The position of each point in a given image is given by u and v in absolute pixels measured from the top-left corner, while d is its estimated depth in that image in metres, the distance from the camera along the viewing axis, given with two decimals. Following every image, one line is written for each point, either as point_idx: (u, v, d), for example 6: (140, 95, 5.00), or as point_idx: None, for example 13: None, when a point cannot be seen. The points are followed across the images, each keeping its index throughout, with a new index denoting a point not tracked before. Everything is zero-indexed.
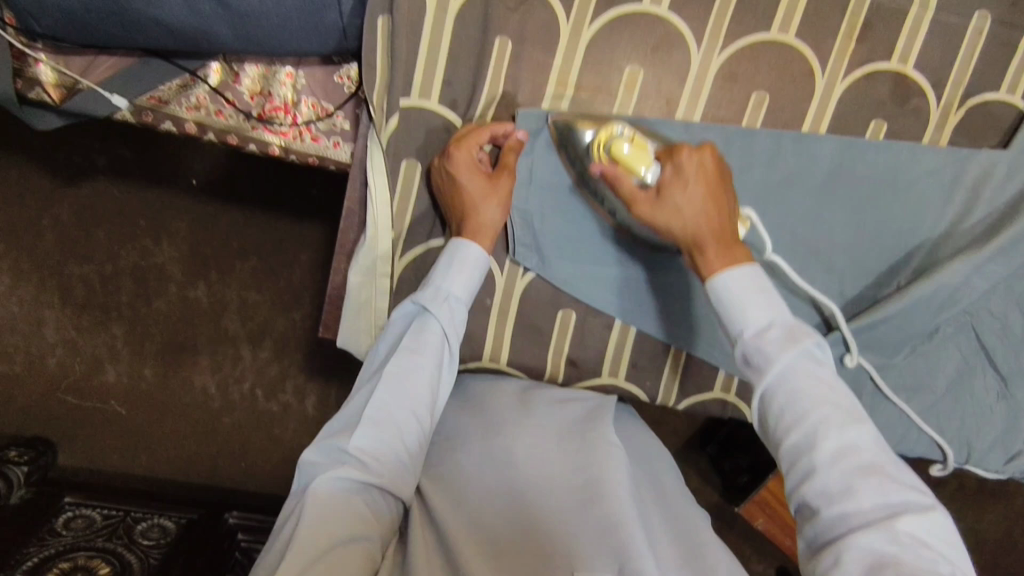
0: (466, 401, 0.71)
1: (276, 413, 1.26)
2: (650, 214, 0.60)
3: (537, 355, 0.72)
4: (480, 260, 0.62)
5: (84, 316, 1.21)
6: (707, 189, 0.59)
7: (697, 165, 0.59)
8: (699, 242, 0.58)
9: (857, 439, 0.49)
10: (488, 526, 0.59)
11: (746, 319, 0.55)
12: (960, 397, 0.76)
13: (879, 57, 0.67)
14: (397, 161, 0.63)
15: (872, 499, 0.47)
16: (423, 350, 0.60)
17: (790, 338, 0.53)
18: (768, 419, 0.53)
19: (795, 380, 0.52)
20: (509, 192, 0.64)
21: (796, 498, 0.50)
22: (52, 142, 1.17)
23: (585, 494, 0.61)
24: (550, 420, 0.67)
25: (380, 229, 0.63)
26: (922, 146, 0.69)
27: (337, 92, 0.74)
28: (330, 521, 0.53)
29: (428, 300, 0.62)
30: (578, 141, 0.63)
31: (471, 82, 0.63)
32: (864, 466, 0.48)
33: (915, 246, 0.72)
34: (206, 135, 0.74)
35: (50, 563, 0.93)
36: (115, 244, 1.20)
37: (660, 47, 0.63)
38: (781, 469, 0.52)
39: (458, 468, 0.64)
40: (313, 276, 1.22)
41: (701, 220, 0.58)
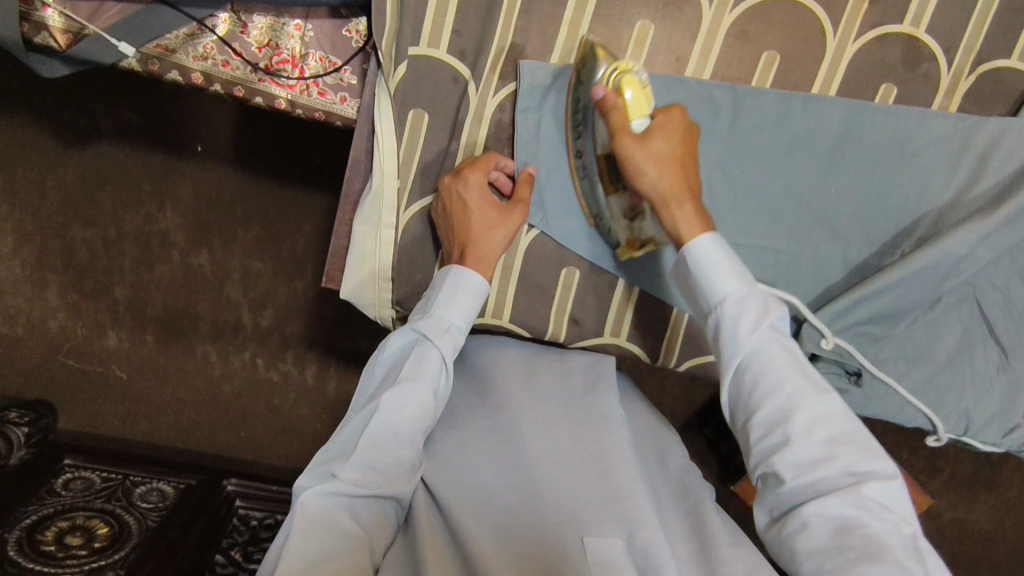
0: (471, 371, 0.71)
1: (276, 382, 1.25)
2: (630, 152, 0.60)
3: (539, 314, 0.72)
4: (480, 289, 0.64)
5: (87, 279, 1.21)
6: (684, 150, 0.61)
7: (680, 126, 0.61)
8: (670, 202, 0.60)
9: (824, 408, 0.55)
10: (496, 493, 0.60)
11: (721, 289, 0.59)
12: (960, 367, 0.76)
13: (891, 20, 0.67)
14: (404, 110, 0.64)
15: (841, 467, 0.53)
16: (421, 377, 0.61)
17: (765, 312, 0.57)
18: (742, 391, 0.58)
19: (769, 355, 0.56)
20: (515, 226, 0.66)
21: (765, 465, 0.55)
22: (57, 102, 1.16)
23: (592, 465, 0.61)
24: (554, 393, 0.67)
25: (386, 177, 0.64)
26: (931, 111, 0.69)
27: (345, 46, 0.74)
28: (323, 535, 0.54)
29: (429, 330, 0.63)
30: (595, 68, 0.62)
31: (481, 31, 0.63)
32: (832, 436, 0.54)
33: (922, 214, 0.71)
34: (213, 86, 0.74)
35: (50, 521, 0.94)
36: (118, 208, 1.20)
37: (672, 3, 0.64)
38: (753, 437, 0.56)
39: (459, 437, 0.65)
40: (316, 244, 1.22)
41: (675, 178, 0.60)
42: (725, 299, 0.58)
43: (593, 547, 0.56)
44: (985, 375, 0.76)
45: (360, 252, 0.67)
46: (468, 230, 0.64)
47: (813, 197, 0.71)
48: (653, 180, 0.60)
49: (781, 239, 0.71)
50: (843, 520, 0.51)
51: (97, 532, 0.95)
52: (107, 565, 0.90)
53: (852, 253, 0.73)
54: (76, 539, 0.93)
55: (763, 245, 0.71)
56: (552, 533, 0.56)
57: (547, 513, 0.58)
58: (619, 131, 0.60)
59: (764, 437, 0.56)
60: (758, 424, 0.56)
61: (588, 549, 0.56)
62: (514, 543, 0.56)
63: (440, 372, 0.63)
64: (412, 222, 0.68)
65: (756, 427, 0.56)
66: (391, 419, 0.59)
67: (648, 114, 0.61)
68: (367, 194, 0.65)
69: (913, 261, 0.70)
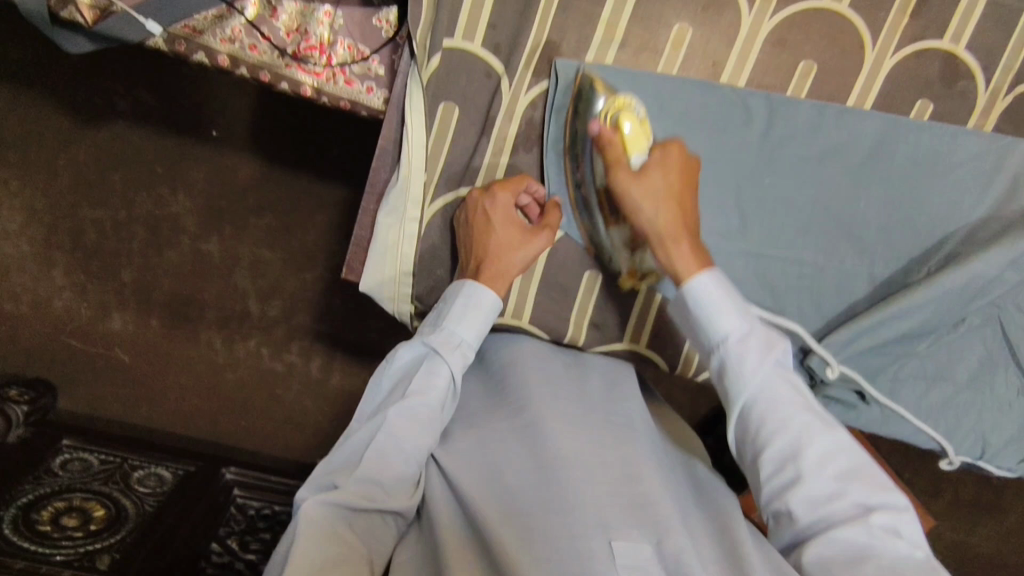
0: (489, 377, 0.71)
1: (280, 373, 1.24)
2: (632, 188, 0.62)
3: (559, 316, 0.71)
4: (493, 306, 0.64)
5: (94, 261, 1.19)
6: (683, 187, 0.63)
7: (678, 162, 0.63)
8: (673, 234, 0.62)
9: (831, 444, 0.57)
10: (519, 487, 0.59)
11: (723, 327, 0.60)
12: (980, 391, 0.75)
13: (931, 36, 0.66)
14: (436, 102, 0.63)
15: (852, 501, 0.55)
16: (429, 392, 0.62)
17: (769, 349, 0.59)
18: (749, 428, 0.59)
19: (773, 393, 0.58)
20: (535, 250, 0.66)
21: (779, 504, 0.57)
22: (73, 80, 1.15)
23: (615, 466, 0.60)
24: (574, 392, 0.66)
25: (413, 168, 0.63)
26: (965, 130, 0.69)
27: (375, 36, 0.73)
28: (326, 542, 0.53)
29: (439, 344, 0.63)
30: (591, 102, 0.63)
31: (517, 27, 0.62)
32: (842, 471, 0.57)
33: (950, 233, 0.71)
34: (239, 69, 0.73)
35: (45, 501, 0.93)
36: (131, 190, 1.19)
37: (711, 7, 0.63)
38: (764, 474, 0.58)
39: (479, 439, 0.64)
40: (328, 235, 1.21)
41: (671, 214, 0.62)
42: (723, 338, 0.60)
43: (621, 550, 0.54)
44: (1004, 400, 0.75)
45: (385, 245, 0.66)
46: (485, 247, 0.64)
47: (842, 212, 0.70)
48: (647, 215, 0.62)
49: (808, 252, 0.71)
50: (858, 550, 0.54)
51: (93, 514, 0.94)
52: (100, 549, 0.90)
53: (878, 269, 0.72)
54: (72, 521, 0.92)
55: (789, 257, 0.71)
56: (576, 531, 0.55)
57: (570, 509, 0.56)
58: (614, 165, 0.63)
59: (773, 475, 0.58)
60: (767, 464, 0.58)
61: (615, 552, 0.54)
62: (545, 538, 0.54)
63: (448, 387, 0.63)
64: (437, 217, 0.67)
65: (767, 465, 0.58)
66: (394, 432, 0.60)
67: (646, 149, 0.64)
68: (393, 186, 0.64)
69: (941, 279, 0.69)
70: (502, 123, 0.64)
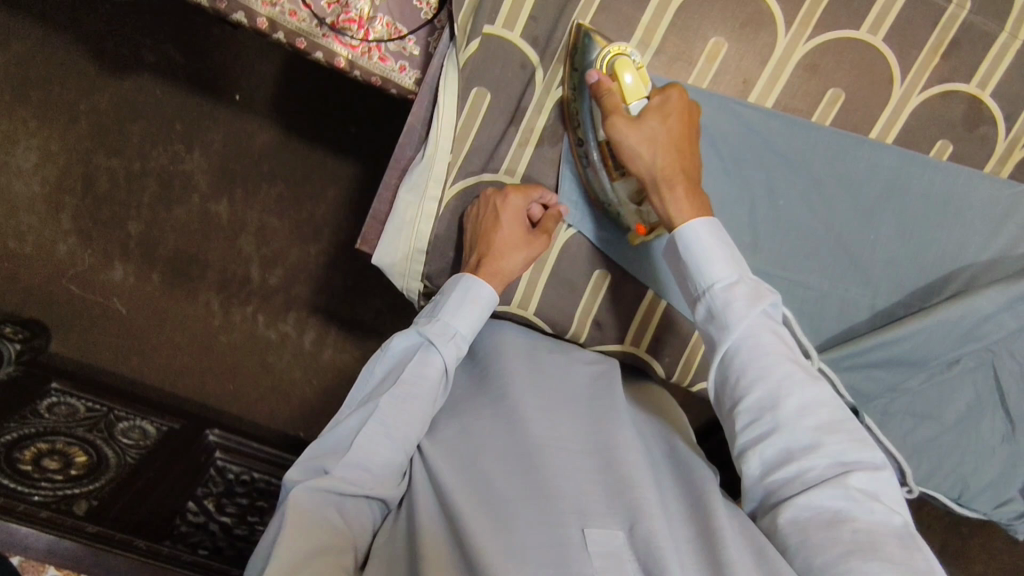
0: (476, 360, 0.72)
1: (273, 342, 1.24)
2: (626, 132, 0.59)
3: (564, 311, 0.72)
4: (490, 302, 0.65)
5: (103, 208, 1.19)
6: (683, 129, 0.61)
7: (680, 105, 0.61)
8: (669, 180, 0.60)
9: (811, 398, 0.55)
10: (500, 465, 0.59)
11: (712, 273, 0.58)
12: (965, 433, 0.76)
13: (959, 78, 0.67)
14: (469, 86, 0.64)
15: (829, 454, 0.53)
16: (422, 381, 0.63)
17: (756, 295, 0.57)
18: (730, 375, 0.57)
19: (757, 338, 0.56)
20: (535, 253, 0.67)
21: (755, 454, 0.55)
22: (105, 28, 1.16)
23: (595, 458, 0.61)
24: (558, 383, 0.68)
25: (439, 150, 0.64)
26: (981, 174, 0.70)
27: (414, 17, 0.73)
28: (314, 526, 0.53)
29: (435, 335, 0.64)
30: (587, 53, 0.62)
31: (557, 20, 0.63)
32: (822, 424, 0.54)
33: (953, 274, 0.72)
34: (276, 33, 0.74)
35: (29, 441, 0.92)
36: (148, 143, 1.19)
37: (748, 24, 0.64)
38: (738, 425, 0.56)
39: (465, 427, 0.64)
40: (339, 210, 1.21)
41: (671, 157, 0.60)
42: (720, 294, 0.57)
43: (594, 537, 0.53)
44: (989, 444, 0.76)
45: (403, 217, 0.67)
46: (489, 242, 0.65)
47: (852, 241, 0.71)
48: (648, 159, 0.60)
49: (815, 276, 0.71)
50: (832, 511, 0.51)
51: (75, 459, 0.94)
52: (78, 493, 0.88)
53: (881, 301, 0.73)
54: (54, 463, 0.91)
55: (797, 279, 0.71)
56: (551, 503, 0.55)
57: (549, 485, 0.56)
58: (612, 112, 0.60)
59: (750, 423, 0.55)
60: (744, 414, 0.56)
61: (589, 539, 0.53)
62: (524, 518, 0.54)
63: (441, 377, 0.64)
64: (455, 200, 0.68)
65: (744, 415, 0.55)
66: (386, 420, 0.60)
67: (644, 98, 0.61)
68: (419, 163, 0.66)
69: (940, 315, 0.70)
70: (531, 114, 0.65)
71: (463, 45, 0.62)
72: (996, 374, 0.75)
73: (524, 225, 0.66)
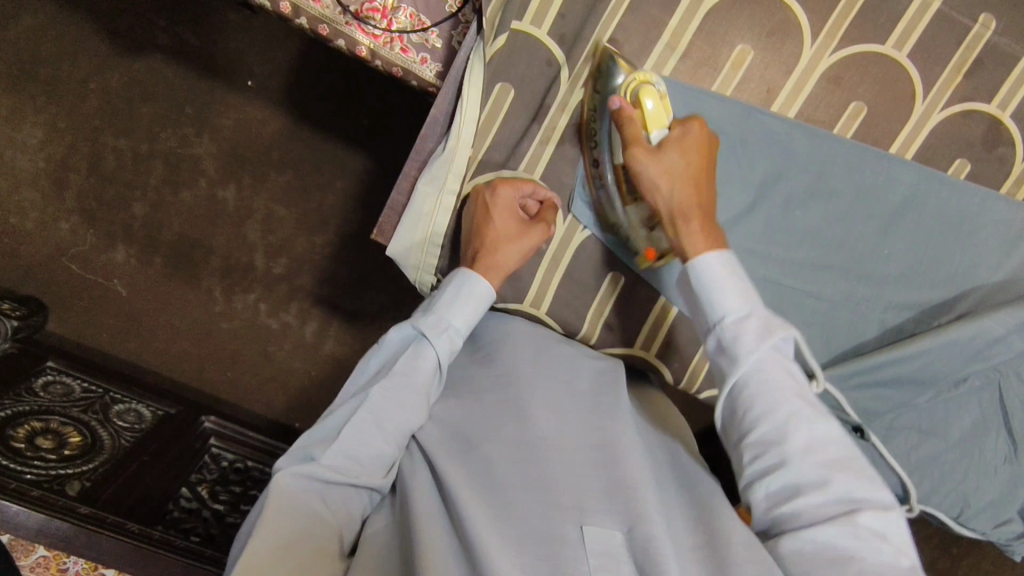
0: (480, 348, 0.71)
1: (274, 331, 1.23)
2: (645, 162, 0.60)
3: (576, 312, 0.72)
4: (485, 294, 0.64)
5: (109, 189, 1.18)
6: (702, 160, 0.61)
7: (698, 137, 0.62)
8: (683, 211, 0.60)
9: (819, 437, 0.54)
10: (501, 464, 0.58)
11: (724, 306, 0.57)
12: (969, 453, 0.76)
13: (981, 98, 0.68)
14: (492, 81, 0.64)
15: (835, 491, 0.52)
16: (414, 372, 0.62)
17: (766, 331, 0.55)
18: (739, 408, 0.56)
19: (768, 373, 0.55)
20: (535, 243, 0.65)
21: (761, 488, 0.55)
22: (122, 8, 1.16)
23: (591, 454, 0.60)
24: (561, 376, 0.67)
25: (461, 144, 0.65)
26: (997, 194, 0.70)
27: (438, 10, 0.72)
28: (292, 514, 0.54)
29: (429, 328, 0.64)
30: (610, 77, 0.62)
31: (584, 20, 0.63)
32: (830, 461, 0.53)
33: (964, 293, 0.72)
34: (299, 18, 0.74)
35: (24, 418, 0.90)
36: (157, 125, 1.18)
37: (775, 34, 0.64)
38: (746, 457, 0.56)
39: (470, 418, 0.63)
40: (346, 202, 1.21)
41: (689, 190, 0.60)
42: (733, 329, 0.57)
43: (592, 533, 0.53)
44: (991, 464, 0.76)
45: (418, 209, 0.67)
46: (483, 235, 0.65)
47: (865, 256, 0.71)
48: (665, 191, 0.60)
49: (827, 288, 0.72)
50: (841, 551, 0.50)
51: (69, 440, 0.92)
52: (70, 474, 0.86)
53: (891, 317, 0.73)
54: (47, 442, 0.89)
55: (809, 290, 0.71)
56: (551, 510, 0.55)
57: (552, 489, 0.56)
58: (632, 142, 0.60)
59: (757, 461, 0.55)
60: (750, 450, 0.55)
61: (587, 534, 0.53)
62: (524, 529, 0.53)
63: (435, 371, 0.63)
64: None
65: (750, 447, 0.55)
66: (375, 409, 0.60)
67: (665, 127, 0.62)
68: (438, 155, 0.66)
69: (952, 333, 0.70)
70: (553, 114, 0.65)
71: (489, 40, 0.62)
72: (1002, 394, 0.75)
73: (518, 216, 0.65)
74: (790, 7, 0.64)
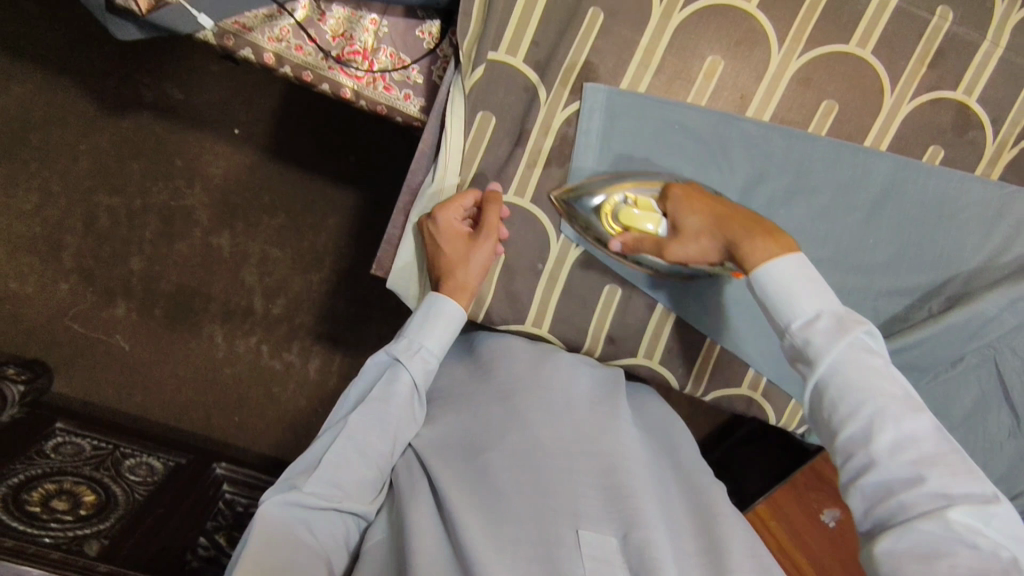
0: (477, 363, 0.71)
1: (278, 372, 1.24)
2: (682, 250, 0.63)
3: (577, 327, 0.73)
4: (454, 317, 0.66)
5: (105, 246, 1.20)
6: (709, 203, 0.62)
7: (690, 195, 0.63)
8: (735, 243, 0.58)
9: (916, 432, 0.47)
10: (509, 475, 0.58)
11: (792, 311, 0.53)
12: (974, 430, 0.78)
13: (946, 86, 0.70)
14: (474, 111, 0.66)
15: (930, 489, 0.44)
16: (390, 398, 0.64)
17: (840, 329, 0.51)
18: (821, 411, 0.51)
19: (849, 370, 0.49)
20: (487, 250, 0.66)
21: (852, 493, 0.48)
22: (103, 69, 1.18)
23: (589, 459, 0.60)
24: (559, 386, 0.67)
25: (450, 174, 0.67)
26: (973, 177, 0.73)
27: (416, 46, 0.76)
28: (277, 542, 0.54)
29: (401, 352, 0.65)
30: (582, 210, 0.67)
31: (558, 45, 0.65)
32: (923, 457, 0.46)
33: (953, 275, 0.74)
34: (283, 68, 0.76)
35: (37, 482, 0.91)
36: (148, 180, 1.20)
37: (743, 42, 0.67)
38: (837, 460, 0.49)
39: (473, 429, 0.64)
40: (340, 238, 1.22)
41: (723, 225, 0.60)
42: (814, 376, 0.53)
43: (587, 539, 0.54)
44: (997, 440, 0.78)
45: (413, 237, 0.70)
46: (440, 264, 0.67)
47: (852, 247, 0.73)
48: (716, 253, 0.62)
49: (819, 281, 0.73)
50: (934, 550, 0.43)
51: (83, 499, 0.92)
52: (88, 534, 0.87)
53: (884, 303, 0.75)
54: (62, 504, 0.90)
55: None
56: (551, 517, 0.55)
57: (556, 498, 0.56)
58: (659, 250, 0.64)
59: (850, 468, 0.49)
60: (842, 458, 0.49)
61: (581, 540, 0.54)
62: (522, 545, 0.53)
63: (411, 395, 0.65)
64: None
65: (837, 453, 0.49)
66: (356, 436, 0.61)
67: (659, 214, 0.65)
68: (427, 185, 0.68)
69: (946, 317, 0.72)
70: (536, 137, 0.67)
71: (467, 66, 0.64)
72: (1000, 370, 0.77)
73: (463, 233, 0.66)
74: (755, 16, 0.66)
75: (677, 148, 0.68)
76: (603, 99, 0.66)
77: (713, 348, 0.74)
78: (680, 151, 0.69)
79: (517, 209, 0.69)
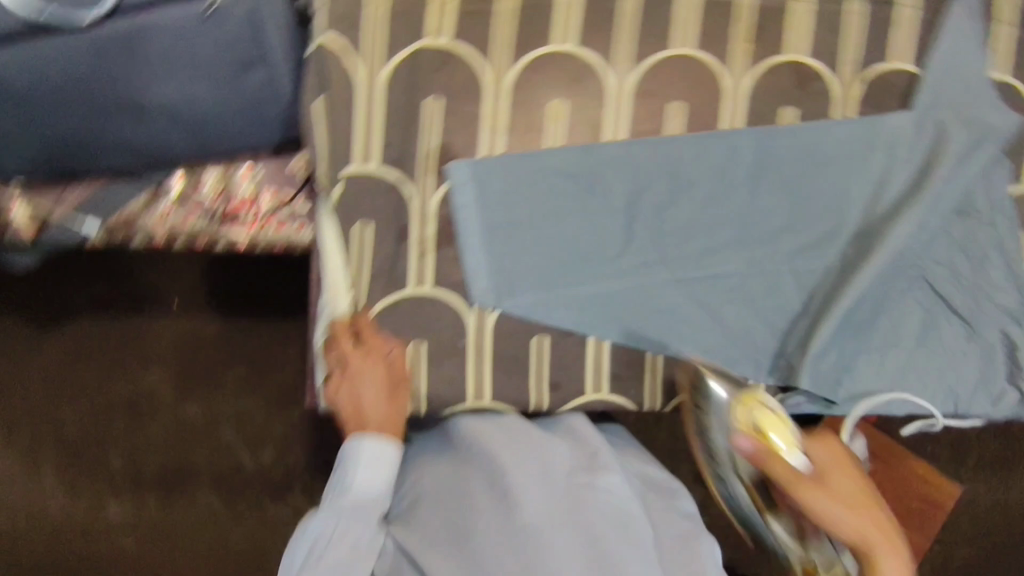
0: (454, 449, 0.71)
1: (283, 518, 1.23)
2: (813, 496, 0.65)
3: (520, 386, 0.73)
4: (389, 462, 0.67)
5: (77, 457, 1.19)
6: (849, 477, 0.68)
7: (829, 450, 0.70)
8: (871, 542, 0.64)
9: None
10: (503, 566, 0.61)
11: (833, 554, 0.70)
12: (933, 348, 0.80)
13: (772, 54, 0.75)
14: (349, 224, 0.68)
15: None
16: (349, 545, 0.64)
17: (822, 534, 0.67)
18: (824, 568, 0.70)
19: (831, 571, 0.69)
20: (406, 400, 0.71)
21: None
22: (28, 289, 1.20)
23: (582, 534, 0.63)
24: (542, 458, 0.69)
25: (339, 289, 0.69)
26: (831, 121, 0.76)
27: (294, 179, 0.78)
28: None
29: (349, 503, 0.66)
30: (715, 400, 0.72)
31: (406, 140, 0.67)
32: None
33: (848, 215, 0.77)
34: (178, 240, 0.79)
35: None
36: (99, 379, 1.21)
37: (575, 80, 0.71)
38: None
39: (467, 524, 0.64)
40: (298, 370, 1.22)
41: (864, 518, 0.65)
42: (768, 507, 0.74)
43: None
44: (958, 350, 0.81)
45: (323, 347, 0.71)
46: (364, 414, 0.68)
47: (748, 224, 0.76)
48: (837, 520, 0.64)
49: (731, 264, 0.76)
50: None
51: None
52: None
53: (799, 264, 0.77)
54: None
55: (715, 272, 0.75)
56: None
57: (535, 568, 0.61)
58: (794, 483, 0.66)
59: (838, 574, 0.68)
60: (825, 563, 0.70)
61: None
62: None
63: (370, 539, 0.66)
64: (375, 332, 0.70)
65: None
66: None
67: (793, 439, 0.68)
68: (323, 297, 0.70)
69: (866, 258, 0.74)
70: (417, 230, 0.68)
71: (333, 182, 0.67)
72: (934, 286, 0.80)
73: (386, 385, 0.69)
74: (576, 54, 0.71)
75: (552, 192, 0.71)
76: (466, 172, 0.68)
77: (658, 359, 0.76)
78: (556, 193, 0.71)
79: (418, 299, 0.69)
